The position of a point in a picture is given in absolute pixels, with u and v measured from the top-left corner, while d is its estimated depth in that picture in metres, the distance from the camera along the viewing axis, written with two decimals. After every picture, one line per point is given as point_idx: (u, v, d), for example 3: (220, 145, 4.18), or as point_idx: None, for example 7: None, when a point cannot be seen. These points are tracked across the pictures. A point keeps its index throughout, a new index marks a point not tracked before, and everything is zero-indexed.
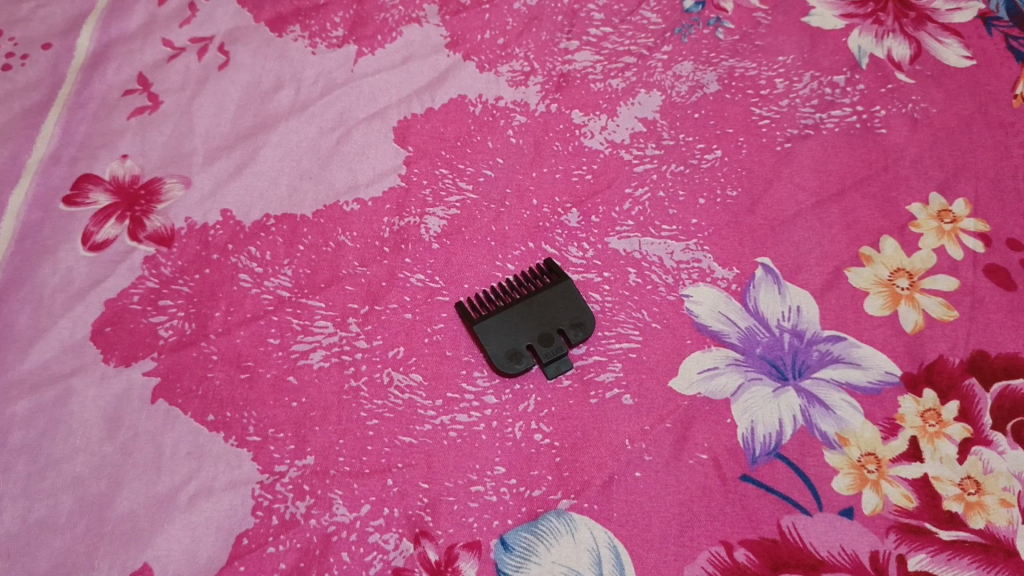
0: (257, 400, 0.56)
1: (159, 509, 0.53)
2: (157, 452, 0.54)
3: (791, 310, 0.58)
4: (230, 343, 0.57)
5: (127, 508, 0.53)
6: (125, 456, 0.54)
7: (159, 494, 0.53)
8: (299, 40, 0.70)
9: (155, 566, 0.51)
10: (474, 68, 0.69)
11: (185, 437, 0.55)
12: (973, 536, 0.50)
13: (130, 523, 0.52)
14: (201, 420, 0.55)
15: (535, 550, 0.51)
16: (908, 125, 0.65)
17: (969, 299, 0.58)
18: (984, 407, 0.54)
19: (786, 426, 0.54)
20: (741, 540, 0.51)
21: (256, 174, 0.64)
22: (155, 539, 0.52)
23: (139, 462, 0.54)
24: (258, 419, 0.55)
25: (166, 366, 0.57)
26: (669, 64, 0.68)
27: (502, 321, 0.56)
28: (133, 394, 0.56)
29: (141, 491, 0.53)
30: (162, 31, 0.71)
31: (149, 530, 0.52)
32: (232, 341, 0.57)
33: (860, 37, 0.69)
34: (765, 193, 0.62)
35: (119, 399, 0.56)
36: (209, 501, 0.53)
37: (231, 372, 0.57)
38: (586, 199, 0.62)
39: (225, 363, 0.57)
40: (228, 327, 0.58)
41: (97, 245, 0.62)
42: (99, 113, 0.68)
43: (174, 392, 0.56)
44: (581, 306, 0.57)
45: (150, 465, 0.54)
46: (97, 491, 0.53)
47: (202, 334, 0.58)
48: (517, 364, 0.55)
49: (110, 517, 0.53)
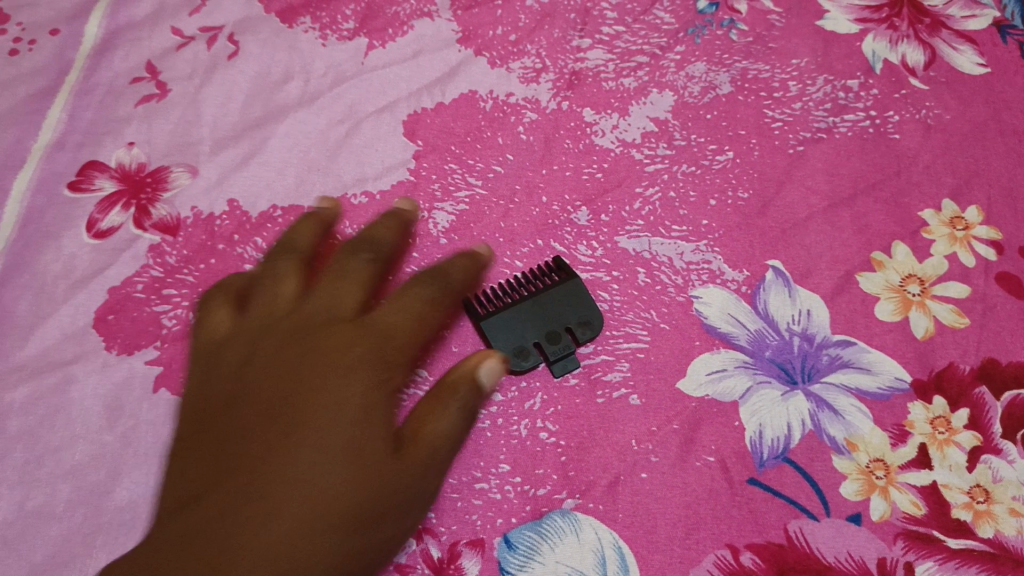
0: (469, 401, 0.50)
1: (287, 481, 0.44)
2: (347, 413, 0.47)
3: (800, 314, 0.57)
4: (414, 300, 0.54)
5: (263, 484, 0.44)
6: (278, 416, 0.47)
7: (329, 464, 0.44)
8: (309, 32, 0.69)
9: (254, 555, 0.41)
10: (485, 64, 0.68)
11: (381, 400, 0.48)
12: (982, 545, 0.50)
13: (267, 500, 0.43)
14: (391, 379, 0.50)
15: (539, 549, 0.50)
16: (921, 130, 0.64)
17: (981, 306, 0.57)
18: (995, 415, 0.53)
19: (795, 431, 0.53)
20: (747, 544, 0.50)
21: (264, 164, 0.64)
22: (278, 519, 0.43)
23: (326, 418, 0.46)
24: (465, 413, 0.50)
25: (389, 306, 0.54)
26: (682, 64, 0.68)
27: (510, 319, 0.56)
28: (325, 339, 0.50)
29: (312, 461, 0.44)
30: (171, 19, 0.70)
31: (272, 503, 0.43)
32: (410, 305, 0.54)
33: (874, 41, 0.68)
34: (776, 195, 0.62)
35: (287, 373, 0.49)
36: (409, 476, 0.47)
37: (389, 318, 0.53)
38: (595, 197, 0.62)
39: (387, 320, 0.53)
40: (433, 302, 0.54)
41: (101, 232, 0.61)
42: (105, 100, 0.67)
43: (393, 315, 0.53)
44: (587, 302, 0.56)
45: (343, 423, 0.46)
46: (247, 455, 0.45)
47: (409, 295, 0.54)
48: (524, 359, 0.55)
49: (253, 492, 0.43)
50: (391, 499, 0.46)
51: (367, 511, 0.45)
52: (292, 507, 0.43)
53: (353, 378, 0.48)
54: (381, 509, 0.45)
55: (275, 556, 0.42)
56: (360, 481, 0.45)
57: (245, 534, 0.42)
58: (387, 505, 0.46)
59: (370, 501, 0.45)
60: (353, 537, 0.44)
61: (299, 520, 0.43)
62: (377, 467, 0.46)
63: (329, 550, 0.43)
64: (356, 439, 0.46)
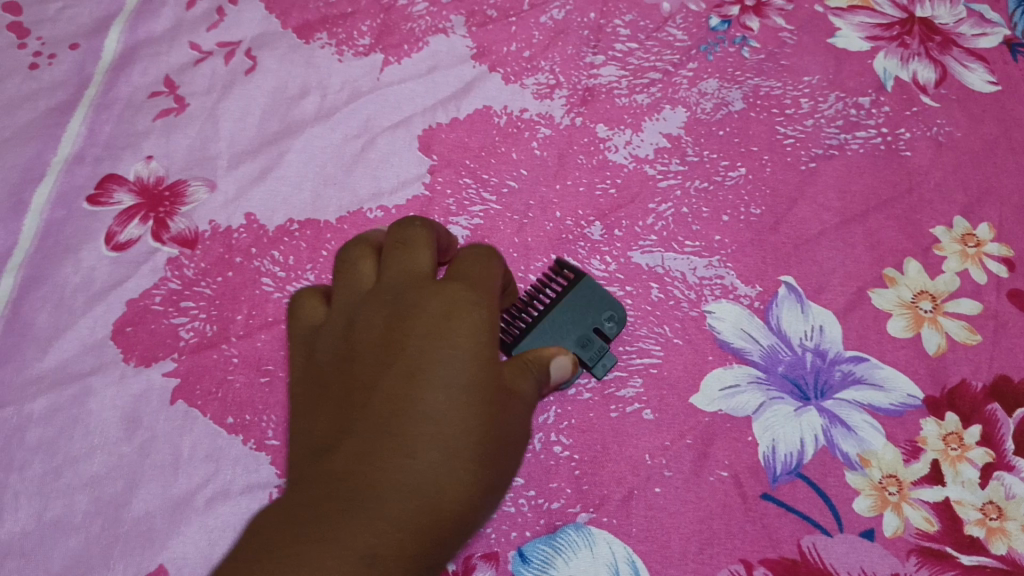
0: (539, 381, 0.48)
1: (426, 429, 0.41)
2: (471, 354, 0.43)
3: (813, 330, 0.58)
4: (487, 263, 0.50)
5: (406, 429, 0.41)
6: (391, 365, 0.43)
7: (462, 407, 0.42)
8: (326, 48, 0.70)
9: (403, 500, 0.39)
10: (500, 80, 0.68)
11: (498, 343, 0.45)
12: (994, 562, 0.50)
13: (412, 451, 0.40)
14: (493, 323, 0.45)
15: (553, 563, 0.51)
16: (933, 148, 0.64)
17: (992, 323, 0.58)
18: (1007, 432, 0.54)
19: (809, 446, 0.54)
20: (761, 559, 0.50)
21: (281, 178, 0.64)
22: (420, 462, 0.40)
23: (456, 370, 0.42)
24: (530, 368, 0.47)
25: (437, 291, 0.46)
26: (694, 81, 0.68)
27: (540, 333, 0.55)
28: (417, 296, 0.46)
29: (447, 408, 0.41)
30: (190, 34, 0.71)
31: (415, 449, 0.40)
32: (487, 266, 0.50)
33: (885, 59, 0.69)
34: (788, 212, 0.62)
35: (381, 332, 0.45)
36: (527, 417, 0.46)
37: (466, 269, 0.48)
38: (609, 213, 0.62)
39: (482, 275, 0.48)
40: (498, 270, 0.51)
41: (120, 245, 0.62)
42: (124, 114, 0.68)
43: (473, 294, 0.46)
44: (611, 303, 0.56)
45: (469, 366, 0.43)
46: (380, 412, 0.42)
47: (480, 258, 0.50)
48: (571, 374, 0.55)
49: (393, 436, 0.41)
50: (517, 437, 0.45)
51: (506, 449, 0.43)
52: (434, 450, 0.41)
53: (474, 328, 0.44)
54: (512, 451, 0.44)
55: (431, 500, 0.40)
56: (494, 419, 0.43)
57: (390, 474, 0.40)
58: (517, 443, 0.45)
59: (508, 441, 0.43)
60: (500, 464, 0.43)
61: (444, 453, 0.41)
62: (507, 401, 0.44)
63: (470, 491, 0.41)
64: (478, 373, 0.43)
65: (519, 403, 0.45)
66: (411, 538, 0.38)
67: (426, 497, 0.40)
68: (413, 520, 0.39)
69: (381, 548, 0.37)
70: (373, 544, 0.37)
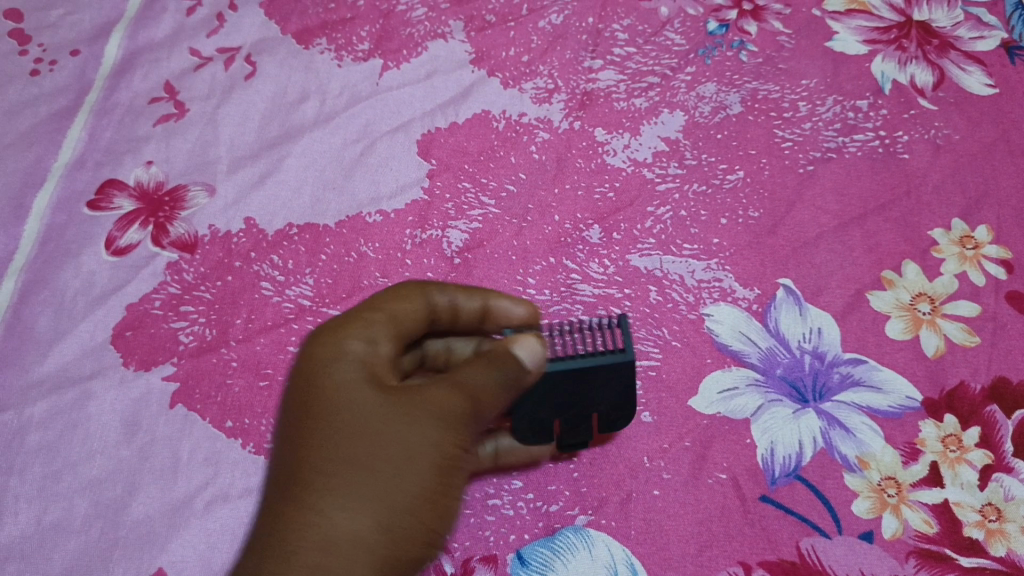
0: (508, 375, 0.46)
1: (331, 475, 0.41)
2: (357, 406, 0.44)
3: (811, 332, 0.58)
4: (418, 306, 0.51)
5: (317, 472, 0.41)
6: (297, 435, 0.44)
7: (358, 450, 0.42)
8: (326, 53, 0.70)
9: (315, 542, 0.40)
10: (498, 84, 0.69)
11: (391, 393, 0.45)
12: (994, 564, 0.49)
13: (331, 492, 0.41)
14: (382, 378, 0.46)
15: (552, 565, 0.51)
16: (930, 151, 0.65)
17: (991, 325, 0.57)
18: (1005, 434, 0.54)
19: (807, 448, 0.54)
20: (759, 561, 0.50)
21: (280, 183, 0.65)
22: (331, 509, 0.40)
23: (347, 419, 0.43)
24: (485, 366, 0.46)
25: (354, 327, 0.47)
26: (692, 85, 0.68)
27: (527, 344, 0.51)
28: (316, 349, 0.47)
29: (346, 449, 0.42)
30: (190, 40, 0.71)
31: (325, 494, 0.41)
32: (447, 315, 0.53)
33: (883, 62, 0.69)
34: (787, 215, 0.62)
35: (293, 409, 0.45)
36: (450, 442, 0.43)
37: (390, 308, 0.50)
38: (607, 216, 0.63)
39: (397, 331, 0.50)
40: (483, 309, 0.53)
41: (120, 250, 0.62)
42: (124, 119, 0.68)
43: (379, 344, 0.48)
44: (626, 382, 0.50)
45: (348, 423, 0.43)
46: (290, 460, 0.43)
47: (415, 290, 0.51)
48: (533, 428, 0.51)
49: (301, 489, 0.41)
50: (441, 476, 0.43)
51: (420, 487, 0.42)
52: (348, 488, 0.41)
53: (349, 379, 0.45)
54: (434, 492, 0.42)
55: (350, 542, 0.40)
56: (390, 466, 0.42)
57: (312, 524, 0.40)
58: (446, 478, 0.43)
59: (417, 478, 0.42)
60: (414, 504, 0.42)
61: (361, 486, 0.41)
62: (402, 434, 0.43)
63: (386, 531, 0.41)
64: (374, 411, 0.44)
65: (427, 429, 0.43)
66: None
67: (340, 538, 0.40)
68: (326, 551, 0.40)
69: (313, 571, 0.39)
70: (307, 570, 0.39)
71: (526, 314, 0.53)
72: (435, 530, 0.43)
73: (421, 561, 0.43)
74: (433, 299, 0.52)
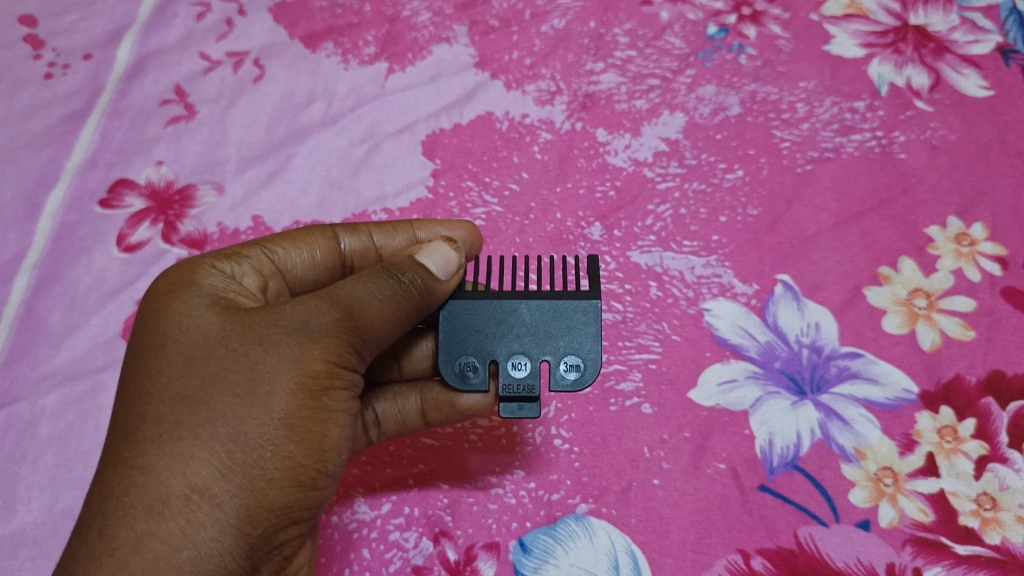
0: (414, 280, 0.45)
1: (176, 417, 0.41)
2: (187, 333, 0.44)
3: (810, 326, 0.59)
4: (319, 248, 0.53)
5: (158, 415, 0.41)
6: (145, 369, 0.43)
7: (188, 383, 0.42)
8: (332, 57, 0.72)
9: (160, 495, 0.40)
10: (502, 87, 0.70)
11: (237, 317, 0.44)
12: (989, 552, 0.50)
13: (184, 434, 0.41)
14: (238, 303, 0.46)
15: (554, 552, 0.52)
16: (927, 150, 0.66)
17: (986, 320, 0.58)
18: (1001, 425, 0.54)
19: (805, 439, 0.54)
20: (758, 549, 0.51)
21: (287, 182, 0.66)
22: (176, 455, 0.40)
23: (172, 354, 0.43)
24: (380, 273, 0.45)
25: (224, 264, 0.50)
26: (692, 87, 0.69)
27: (487, 282, 0.52)
28: (163, 281, 0.48)
29: (164, 384, 0.42)
30: (200, 44, 0.72)
31: (173, 440, 0.41)
32: (368, 255, 0.54)
33: (880, 65, 0.70)
34: (785, 212, 0.63)
35: (144, 342, 0.45)
36: (315, 359, 0.43)
37: (282, 254, 0.52)
38: (609, 214, 0.64)
39: (290, 273, 0.53)
40: (411, 241, 0.55)
41: (131, 246, 0.64)
42: (135, 121, 0.69)
43: (247, 284, 0.50)
44: (595, 347, 0.47)
45: (193, 355, 0.43)
46: (131, 398, 0.43)
47: (319, 234, 0.54)
48: (465, 374, 0.47)
49: (142, 438, 0.41)
50: (303, 400, 0.42)
51: (281, 415, 0.42)
52: (196, 427, 0.41)
53: (201, 312, 0.45)
54: (298, 418, 0.42)
55: (200, 490, 0.40)
56: (244, 394, 0.41)
57: (157, 474, 0.40)
58: (312, 403, 0.42)
59: (278, 406, 0.42)
60: (274, 435, 0.41)
61: (173, 427, 0.41)
62: (255, 358, 0.42)
63: (242, 474, 0.41)
64: (209, 341, 0.43)
65: (287, 349, 0.42)
66: (185, 532, 0.40)
67: (175, 491, 0.40)
68: (168, 507, 0.40)
69: (151, 532, 0.39)
70: (146, 532, 0.39)
71: (462, 234, 0.55)
72: (305, 465, 0.42)
73: (295, 498, 0.42)
74: (337, 241, 0.54)
